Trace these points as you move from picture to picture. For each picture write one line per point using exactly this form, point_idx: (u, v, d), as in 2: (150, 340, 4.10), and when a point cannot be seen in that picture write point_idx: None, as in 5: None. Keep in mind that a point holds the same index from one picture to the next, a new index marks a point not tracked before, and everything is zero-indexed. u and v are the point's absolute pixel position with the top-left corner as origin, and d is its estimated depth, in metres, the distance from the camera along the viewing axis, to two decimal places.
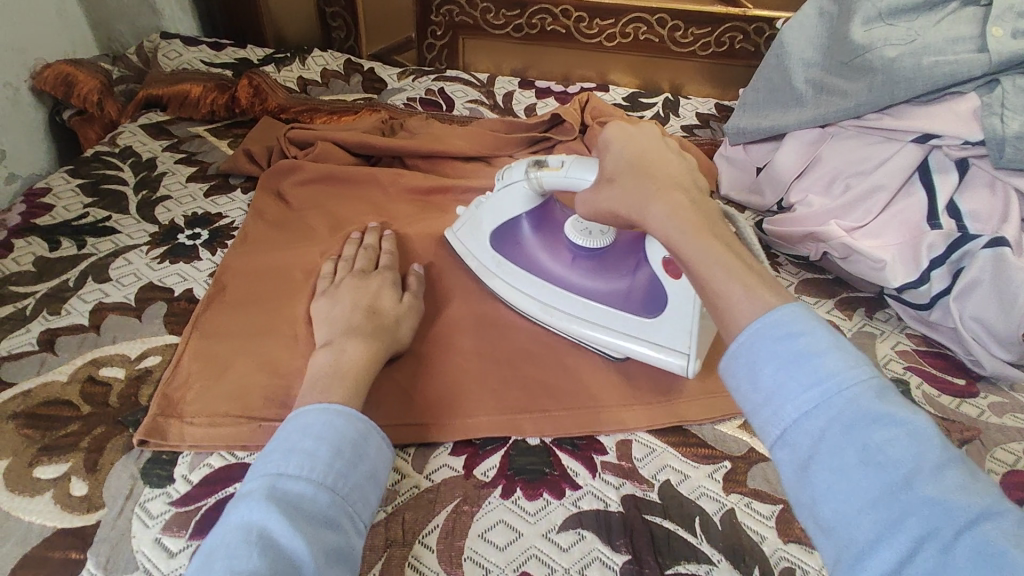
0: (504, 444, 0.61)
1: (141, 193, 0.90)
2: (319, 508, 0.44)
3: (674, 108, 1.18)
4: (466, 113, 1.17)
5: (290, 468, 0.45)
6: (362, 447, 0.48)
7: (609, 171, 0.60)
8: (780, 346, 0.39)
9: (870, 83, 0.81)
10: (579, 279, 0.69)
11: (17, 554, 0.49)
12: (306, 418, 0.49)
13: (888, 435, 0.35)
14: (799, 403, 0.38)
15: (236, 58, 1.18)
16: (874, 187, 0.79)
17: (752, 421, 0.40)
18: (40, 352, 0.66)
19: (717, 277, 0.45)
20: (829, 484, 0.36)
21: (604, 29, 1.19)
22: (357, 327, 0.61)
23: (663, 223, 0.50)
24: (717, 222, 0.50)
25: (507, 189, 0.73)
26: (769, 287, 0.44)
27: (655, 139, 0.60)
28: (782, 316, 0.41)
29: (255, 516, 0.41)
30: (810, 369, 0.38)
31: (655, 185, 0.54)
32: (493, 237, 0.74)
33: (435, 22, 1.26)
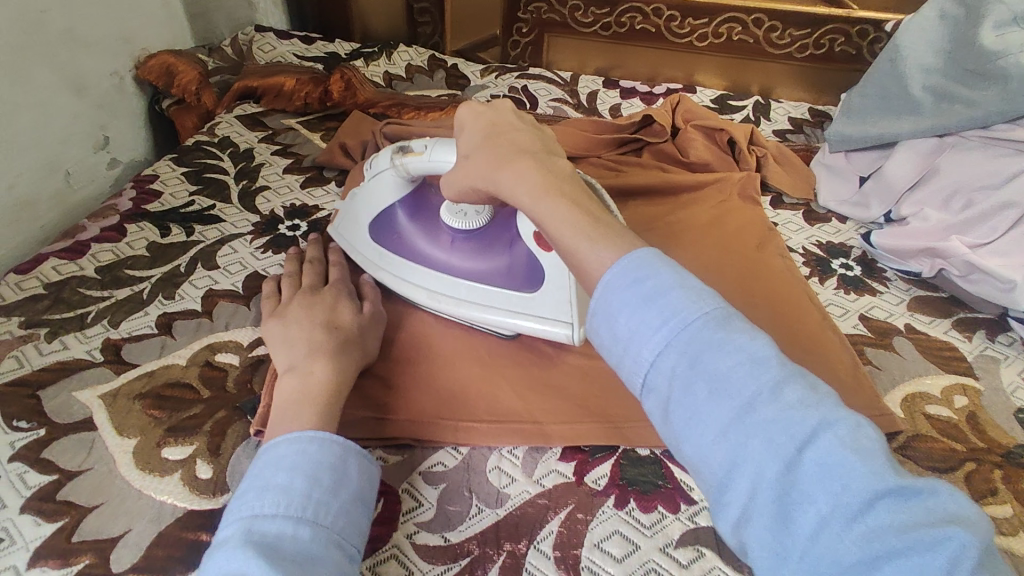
0: (613, 453, 0.60)
1: (242, 183, 0.93)
2: (301, 545, 0.43)
3: (764, 112, 1.15)
4: (550, 111, 1.16)
5: (265, 509, 0.45)
6: (339, 472, 0.48)
7: (467, 147, 0.63)
8: (630, 294, 0.43)
9: (1002, 92, 0.77)
10: (462, 262, 0.69)
11: (152, 531, 0.51)
12: (278, 452, 0.49)
13: (728, 362, 0.39)
14: (653, 345, 0.41)
15: (326, 52, 1.20)
16: (1002, 204, 0.74)
17: (619, 371, 0.43)
18: (159, 335, 0.68)
19: (565, 237, 0.49)
20: (687, 420, 0.39)
21: (696, 28, 1.16)
22: (319, 344, 0.58)
23: (519, 192, 0.54)
24: (561, 180, 0.53)
25: (378, 179, 0.73)
26: (611, 235, 0.48)
27: (507, 113, 0.63)
28: (624, 271, 0.44)
29: (234, 566, 0.41)
30: (658, 311, 0.41)
31: (506, 154, 0.57)
32: (372, 228, 0.73)
33: (522, 19, 1.25)
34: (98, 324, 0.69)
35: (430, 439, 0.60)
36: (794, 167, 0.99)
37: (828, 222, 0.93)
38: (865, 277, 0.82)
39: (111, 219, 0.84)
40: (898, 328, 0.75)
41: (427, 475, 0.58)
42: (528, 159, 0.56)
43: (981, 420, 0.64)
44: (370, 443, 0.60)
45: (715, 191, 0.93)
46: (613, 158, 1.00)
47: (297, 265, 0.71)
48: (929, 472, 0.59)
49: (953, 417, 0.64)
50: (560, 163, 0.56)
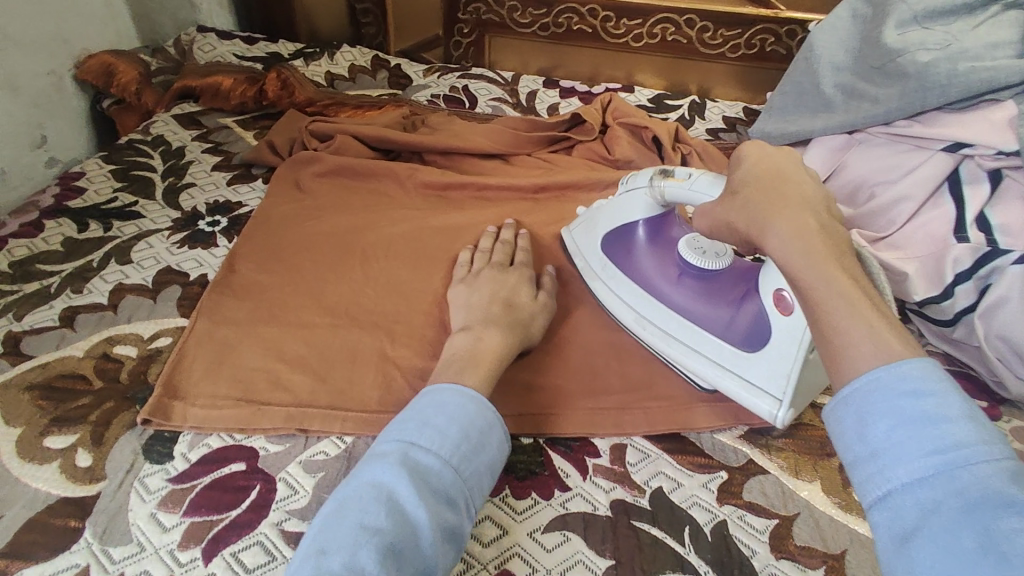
0: None
1: (168, 180, 0.94)
2: (444, 484, 0.46)
3: (700, 110, 1.16)
4: (488, 110, 1.17)
5: (424, 441, 0.48)
6: (486, 436, 0.50)
7: (733, 185, 0.56)
8: (902, 403, 0.37)
9: (903, 88, 0.78)
10: (680, 297, 0.66)
11: (23, 517, 0.52)
12: (442, 396, 0.51)
13: (1018, 525, 0.31)
14: (912, 465, 0.36)
15: (268, 52, 1.21)
16: (899, 197, 0.75)
17: (853, 475, 0.39)
18: (61, 327, 0.69)
19: (836, 311, 0.43)
20: (930, 560, 0.33)
21: (631, 29, 1.18)
22: (495, 318, 0.62)
23: (783, 246, 0.47)
24: (844, 249, 0.46)
25: (631, 194, 0.71)
26: (895, 329, 0.41)
27: (796, 160, 0.54)
28: (900, 368, 0.39)
29: (388, 477, 0.45)
30: (935, 433, 0.36)
31: (783, 201, 0.49)
32: (606, 239, 0.73)
33: (462, 20, 1.26)
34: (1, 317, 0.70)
35: (314, 429, 0.60)
36: (719, 164, 1.00)
37: None
38: None
39: (31, 216, 0.84)
40: None
41: (307, 464, 0.58)
42: (808, 215, 0.49)
43: None
44: (257, 432, 0.60)
45: None
46: (542, 157, 1.01)
47: None
48: (807, 457, 0.60)
49: None
50: (844, 231, 0.49)
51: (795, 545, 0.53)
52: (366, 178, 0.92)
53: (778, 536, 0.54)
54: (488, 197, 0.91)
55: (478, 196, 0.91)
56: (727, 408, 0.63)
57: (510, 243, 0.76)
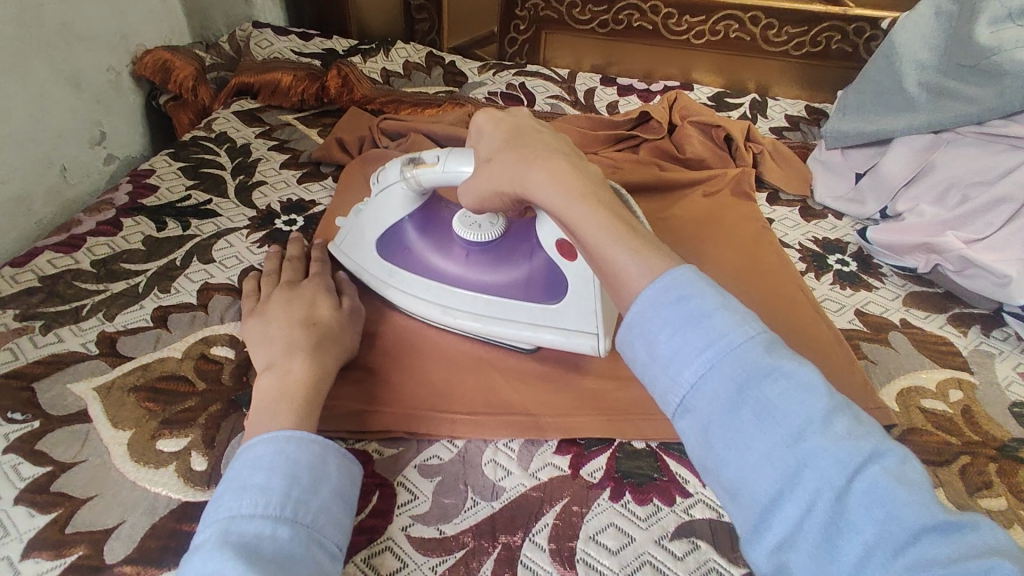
0: (609, 446, 0.60)
1: (239, 178, 0.93)
2: (280, 544, 0.43)
3: (761, 109, 1.15)
4: (547, 108, 1.16)
5: (243, 509, 0.44)
6: (320, 471, 0.48)
7: (488, 151, 0.59)
8: (675, 313, 0.40)
9: (999, 87, 0.77)
10: (475, 276, 0.67)
11: (146, 523, 0.51)
12: (255, 451, 0.48)
13: (777, 389, 0.37)
14: (695, 369, 0.38)
15: (324, 48, 1.19)
16: (996, 198, 0.74)
17: (650, 386, 0.41)
18: (155, 328, 0.68)
19: (601, 241, 0.46)
20: (730, 449, 0.37)
21: (693, 26, 1.16)
22: (298, 341, 0.58)
23: (548, 195, 0.51)
24: (595, 182, 0.51)
25: (383, 193, 0.69)
26: (652, 243, 0.45)
27: (526, 119, 0.61)
28: (667, 279, 0.42)
29: (210, 563, 0.40)
30: (703, 331, 0.39)
31: (543, 152, 0.54)
32: (379, 245, 0.70)
33: (519, 16, 1.25)
34: (92, 317, 0.69)
35: (425, 432, 0.59)
36: (790, 164, 0.99)
37: (824, 218, 0.93)
38: (862, 273, 0.83)
39: (107, 214, 0.83)
40: (894, 323, 0.75)
41: (423, 468, 0.58)
42: (563, 160, 0.53)
43: (976, 413, 0.65)
44: (365, 436, 0.60)
45: (707, 188, 0.93)
46: (610, 156, 1.00)
47: (271, 274, 0.70)
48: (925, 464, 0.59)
49: (949, 411, 0.65)
50: (596, 167, 0.54)
51: None
52: None
53: None
54: None
55: None
56: None
57: (301, 259, 0.71)
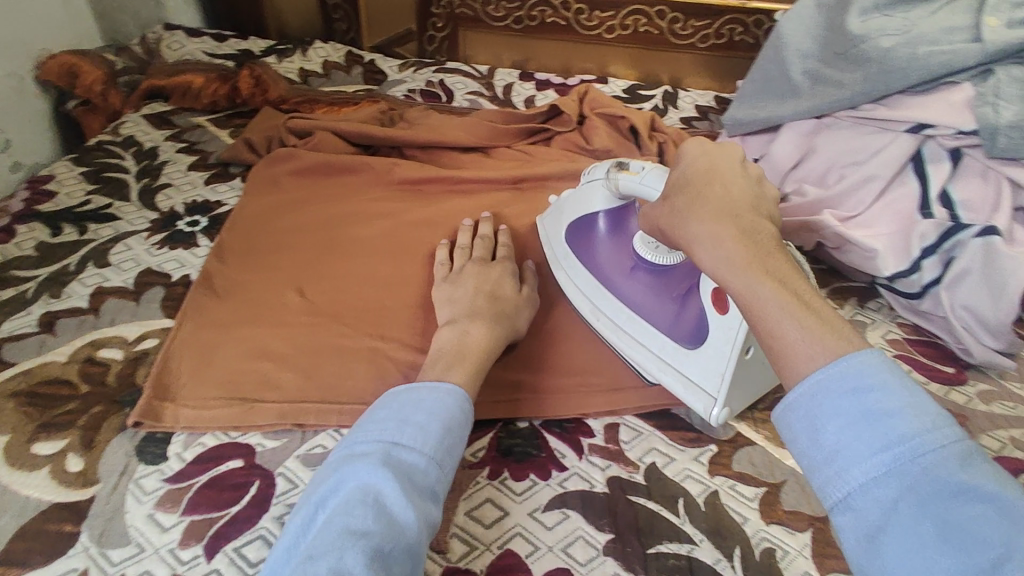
0: (492, 428, 0.62)
1: (143, 181, 0.92)
2: (429, 482, 0.47)
3: (672, 100, 1.19)
4: (465, 104, 1.17)
5: (405, 439, 0.49)
6: (462, 428, 0.52)
7: (675, 187, 0.54)
8: (852, 406, 0.38)
9: (865, 74, 0.82)
10: (636, 291, 0.65)
11: (15, 526, 0.51)
12: (417, 396, 0.52)
13: (969, 511, 0.34)
14: (868, 469, 0.37)
15: (238, 49, 1.19)
16: (867, 177, 0.79)
17: (810, 476, 0.40)
18: (41, 334, 0.67)
19: (771, 315, 0.42)
20: (903, 558, 0.35)
21: (604, 20, 1.19)
22: (479, 310, 0.64)
23: (710, 253, 0.46)
24: (775, 249, 0.46)
25: (592, 185, 0.70)
26: (833, 330, 0.41)
27: (734, 160, 0.52)
28: (851, 367, 0.39)
29: (365, 475, 0.46)
30: (882, 431, 0.37)
31: (729, 209, 0.48)
32: (570, 229, 0.72)
33: (436, 14, 1.26)
34: None
35: (311, 423, 0.60)
36: None
37: None
38: None
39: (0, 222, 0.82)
40: None
41: (306, 457, 0.58)
42: (737, 218, 0.47)
43: None
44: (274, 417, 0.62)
45: None
46: (521, 149, 1.02)
47: None
48: None
49: None
50: (768, 224, 0.48)
51: (785, 510, 0.55)
52: (346, 174, 0.92)
53: (767, 503, 0.56)
54: (470, 190, 0.92)
55: (464, 190, 0.92)
56: None
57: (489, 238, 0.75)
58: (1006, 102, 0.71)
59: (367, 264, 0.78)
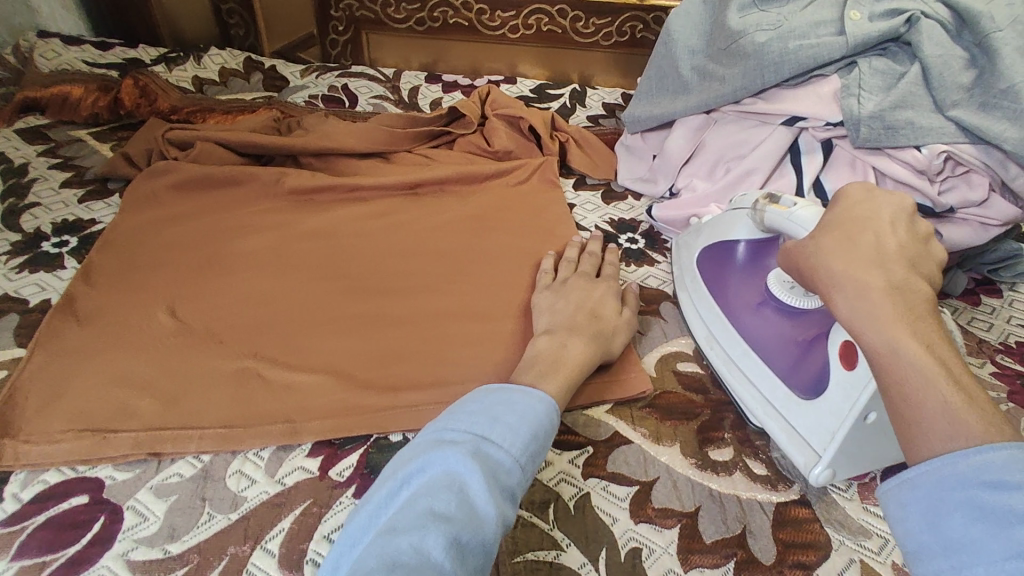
0: (363, 443, 0.60)
1: (8, 201, 0.86)
2: (511, 482, 0.45)
3: (579, 98, 1.19)
4: (369, 108, 1.15)
5: (495, 437, 0.46)
6: (543, 440, 0.48)
7: (825, 227, 0.52)
8: (977, 496, 0.34)
9: (744, 67, 0.82)
10: (755, 329, 0.66)
11: None
12: (510, 395, 0.50)
13: None
14: (995, 567, 0.31)
15: (125, 58, 1.13)
16: (748, 170, 0.81)
17: (923, 568, 0.35)
18: None
19: (906, 379, 0.40)
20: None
21: (506, 20, 1.19)
22: (579, 326, 0.63)
23: (850, 303, 0.45)
24: (921, 307, 0.43)
25: (734, 212, 0.72)
26: (975, 405, 0.37)
27: (892, 206, 0.50)
28: (983, 444, 0.35)
29: (452, 463, 0.43)
30: (1016, 535, 0.31)
31: (874, 260, 0.46)
32: (704, 252, 0.75)
33: (335, 17, 1.22)
34: None
35: (167, 451, 0.57)
36: (596, 151, 1.04)
37: (625, 200, 0.98)
38: (647, 250, 0.87)
39: None
40: (667, 295, 0.80)
41: (159, 489, 0.55)
42: (883, 271, 0.45)
43: None
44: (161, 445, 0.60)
45: (514, 177, 0.94)
46: (421, 153, 1.00)
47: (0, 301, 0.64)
48: (669, 423, 0.63)
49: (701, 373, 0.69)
50: (924, 284, 0.45)
51: (653, 508, 0.55)
52: (232, 185, 0.88)
53: (637, 501, 0.56)
54: (363, 197, 0.89)
55: (358, 197, 0.90)
56: (596, 386, 0.64)
57: (596, 255, 0.76)
58: (867, 93, 0.73)
59: (246, 279, 0.75)
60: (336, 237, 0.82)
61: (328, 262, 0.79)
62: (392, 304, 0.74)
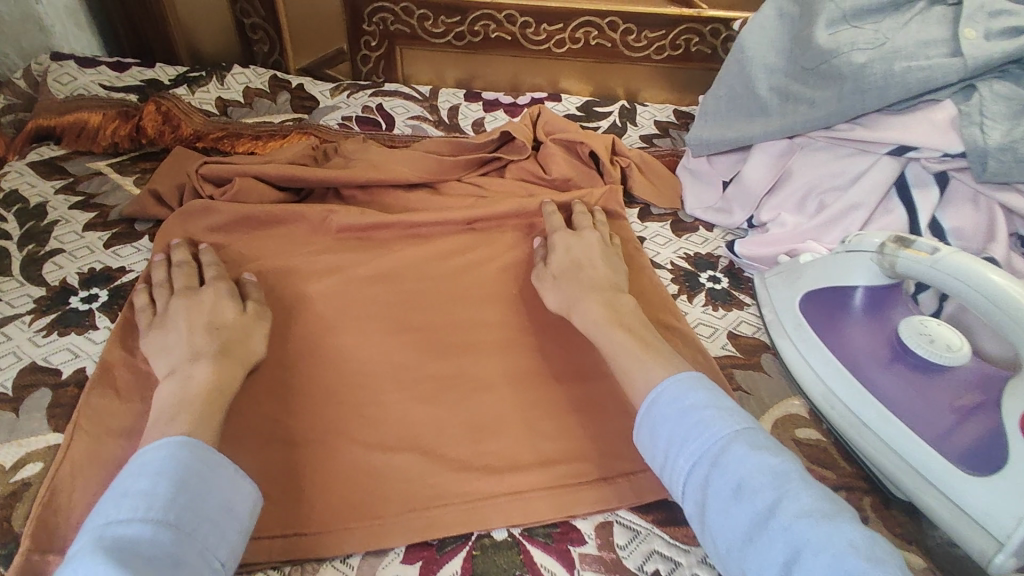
0: (465, 543, 0.53)
1: (27, 248, 0.77)
2: (161, 547, 0.42)
3: (631, 116, 1.12)
4: (408, 131, 1.06)
5: (120, 514, 0.43)
6: (205, 478, 0.46)
7: (551, 270, 0.70)
8: (676, 413, 0.50)
9: (840, 91, 0.75)
10: (889, 387, 0.59)
11: None
12: (147, 456, 0.47)
13: (751, 471, 0.45)
14: (690, 455, 0.48)
15: (143, 79, 1.05)
16: (851, 205, 0.75)
17: (662, 477, 0.50)
18: None
19: (620, 359, 0.58)
20: (720, 523, 0.44)
21: (552, 34, 1.11)
22: (203, 348, 0.58)
23: (581, 316, 0.64)
24: (626, 313, 0.63)
25: (849, 254, 0.64)
26: (660, 360, 0.56)
27: (596, 246, 0.71)
28: (668, 387, 0.52)
29: (82, 571, 0.38)
30: (699, 428, 0.48)
31: (586, 286, 0.66)
32: (810, 297, 0.68)
33: (368, 32, 1.14)
34: None
35: None
36: (657, 174, 0.95)
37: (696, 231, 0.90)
38: (732, 290, 0.80)
39: None
40: (765, 344, 0.73)
41: None
42: (602, 292, 0.65)
43: None
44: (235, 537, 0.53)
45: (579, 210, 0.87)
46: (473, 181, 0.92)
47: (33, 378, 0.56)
48: None
49: (823, 439, 0.63)
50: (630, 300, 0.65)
51: None
52: (275, 225, 0.79)
53: None
54: (420, 235, 0.80)
55: (409, 235, 0.80)
56: None
57: (190, 264, 0.69)
58: (992, 121, 0.66)
59: (304, 338, 0.67)
60: (396, 284, 0.74)
61: (392, 315, 0.70)
62: (470, 365, 0.66)
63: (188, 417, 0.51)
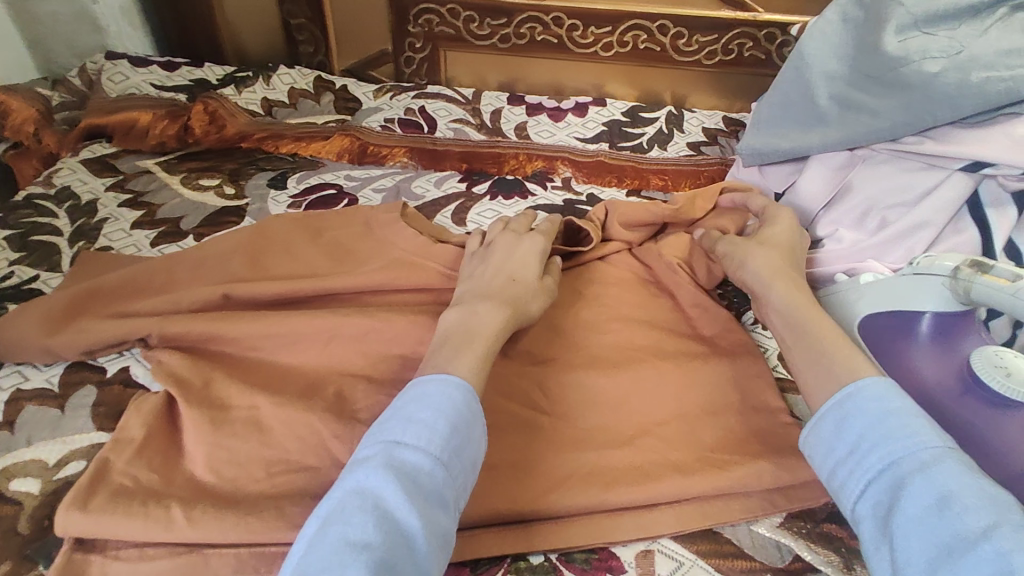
0: (501, 564, 0.51)
1: (77, 244, 0.79)
2: (433, 483, 0.41)
3: (677, 122, 1.09)
4: (450, 134, 1.06)
5: (408, 439, 0.42)
6: (472, 425, 0.45)
7: (761, 239, 0.65)
8: (870, 409, 0.44)
9: (906, 100, 0.72)
10: (959, 422, 0.54)
11: None
12: (426, 388, 0.46)
13: (961, 490, 0.38)
14: (880, 454, 0.42)
15: (190, 79, 1.06)
16: (916, 223, 0.71)
17: (835, 477, 0.44)
18: None
19: (816, 349, 0.51)
20: (903, 531, 0.38)
21: (599, 37, 1.08)
22: (493, 292, 0.59)
23: (773, 297, 0.57)
24: (819, 311, 0.57)
25: (916, 277, 0.62)
26: (866, 368, 0.49)
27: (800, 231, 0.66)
28: (870, 386, 0.46)
29: (369, 481, 0.40)
30: (893, 430, 0.42)
31: (784, 268, 0.60)
32: (870, 319, 0.64)
33: (413, 33, 1.13)
34: None
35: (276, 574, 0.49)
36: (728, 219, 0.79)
37: None
38: None
39: None
40: None
41: None
42: (800, 282, 0.59)
43: None
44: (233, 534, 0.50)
45: None
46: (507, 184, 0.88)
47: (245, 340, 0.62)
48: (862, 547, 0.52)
49: None
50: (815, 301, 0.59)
51: None
52: None
53: None
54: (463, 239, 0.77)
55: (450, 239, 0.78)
56: (762, 496, 0.55)
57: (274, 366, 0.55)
58: None
59: None
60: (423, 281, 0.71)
61: None
62: None
63: (475, 353, 0.50)
